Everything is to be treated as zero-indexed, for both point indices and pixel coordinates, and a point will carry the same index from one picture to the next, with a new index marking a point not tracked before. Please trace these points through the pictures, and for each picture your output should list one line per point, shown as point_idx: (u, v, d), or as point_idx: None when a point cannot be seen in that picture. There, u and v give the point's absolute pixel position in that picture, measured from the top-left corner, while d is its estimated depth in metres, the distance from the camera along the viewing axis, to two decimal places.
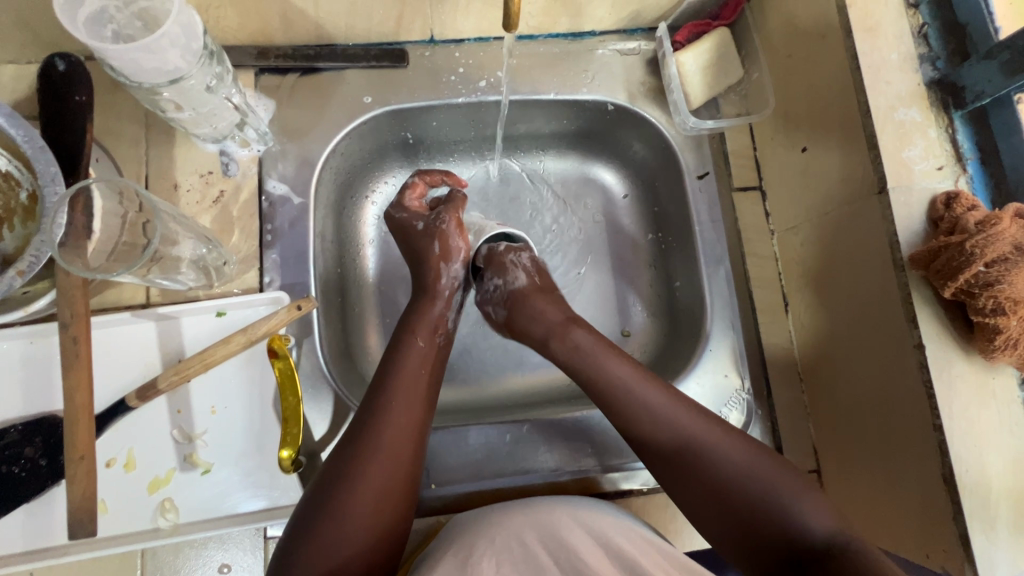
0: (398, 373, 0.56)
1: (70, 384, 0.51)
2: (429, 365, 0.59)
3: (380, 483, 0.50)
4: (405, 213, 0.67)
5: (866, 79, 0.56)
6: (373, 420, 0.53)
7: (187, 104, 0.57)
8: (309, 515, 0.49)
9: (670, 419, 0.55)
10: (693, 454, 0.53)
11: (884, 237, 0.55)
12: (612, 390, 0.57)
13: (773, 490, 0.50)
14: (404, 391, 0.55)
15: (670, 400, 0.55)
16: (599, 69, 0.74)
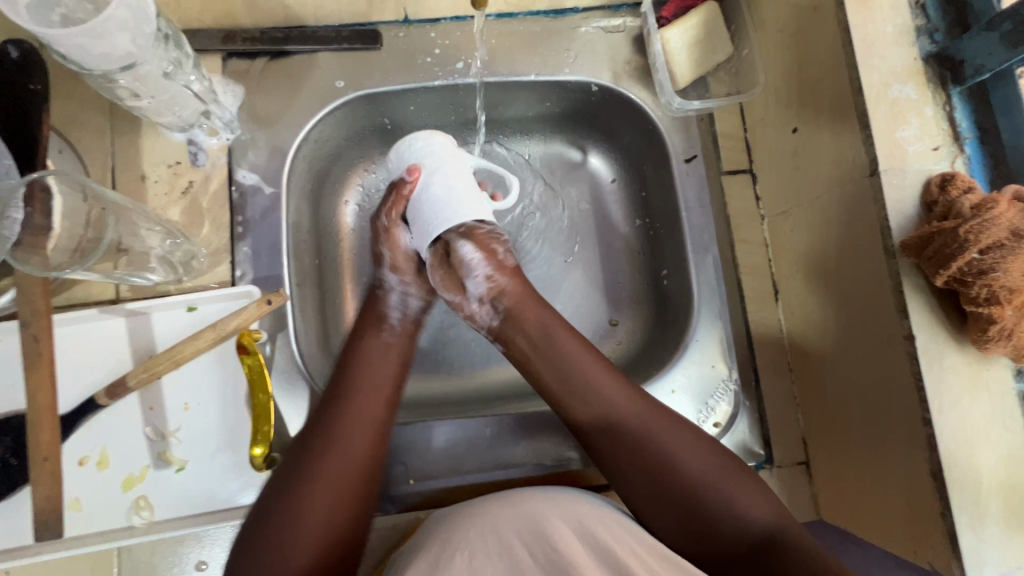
0: (349, 380, 0.55)
1: (32, 384, 0.51)
2: (390, 365, 0.58)
3: (331, 485, 0.50)
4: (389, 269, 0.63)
5: (858, 54, 0.53)
6: (325, 432, 0.52)
7: (144, 91, 0.55)
8: (257, 536, 0.47)
9: (631, 418, 0.56)
10: (652, 456, 0.54)
11: (875, 223, 0.52)
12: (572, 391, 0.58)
13: (720, 489, 0.52)
14: (357, 407, 0.54)
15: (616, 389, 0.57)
16: (581, 47, 0.71)
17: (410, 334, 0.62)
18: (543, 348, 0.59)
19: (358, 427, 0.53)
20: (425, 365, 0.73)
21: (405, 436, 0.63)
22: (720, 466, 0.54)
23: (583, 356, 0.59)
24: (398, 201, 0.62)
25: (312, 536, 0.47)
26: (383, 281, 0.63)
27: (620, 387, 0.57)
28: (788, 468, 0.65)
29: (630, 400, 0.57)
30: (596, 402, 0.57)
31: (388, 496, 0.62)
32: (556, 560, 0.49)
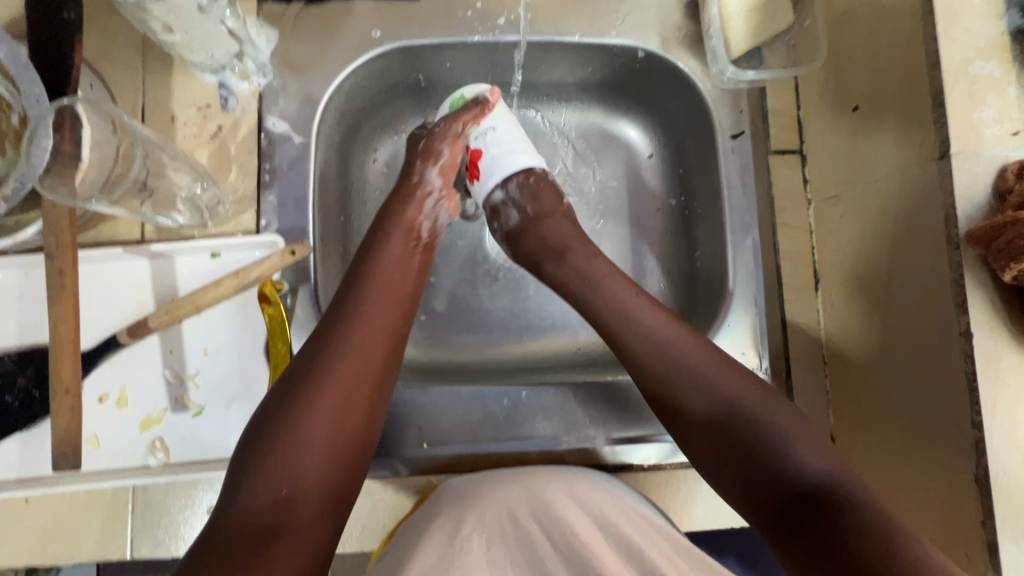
0: (367, 275, 0.55)
1: (55, 316, 0.50)
2: (403, 276, 0.56)
3: (341, 389, 0.48)
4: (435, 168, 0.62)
5: (939, 25, 0.48)
6: (343, 319, 0.52)
7: (178, 25, 0.53)
8: (260, 428, 0.47)
9: (700, 369, 0.53)
10: (708, 403, 0.52)
11: (940, 211, 0.48)
12: (633, 337, 0.56)
13: (778, 444, 0.49)
14: (374, 310, 0.53)
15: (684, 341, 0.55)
16: (631, 9, 0.67)
17: (431, 246, 0.61)
18: (623, 311, 0.57)
19: (373, 345, 0.51)
20: (445, 331, 0.72)
21: (422, 400, 0.62)
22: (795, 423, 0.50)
23: (645, 306, 0.57)
24: (481, 114, 0.62)
25: (320, 433, 0.47)
26: (427, 183, 0.62)
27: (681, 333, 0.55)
28: None
29: (695, 349, 0.54)
30: (654, 349, 0.55)
31: (401, 459, 0.62)
32: (574, 551, 0.51)
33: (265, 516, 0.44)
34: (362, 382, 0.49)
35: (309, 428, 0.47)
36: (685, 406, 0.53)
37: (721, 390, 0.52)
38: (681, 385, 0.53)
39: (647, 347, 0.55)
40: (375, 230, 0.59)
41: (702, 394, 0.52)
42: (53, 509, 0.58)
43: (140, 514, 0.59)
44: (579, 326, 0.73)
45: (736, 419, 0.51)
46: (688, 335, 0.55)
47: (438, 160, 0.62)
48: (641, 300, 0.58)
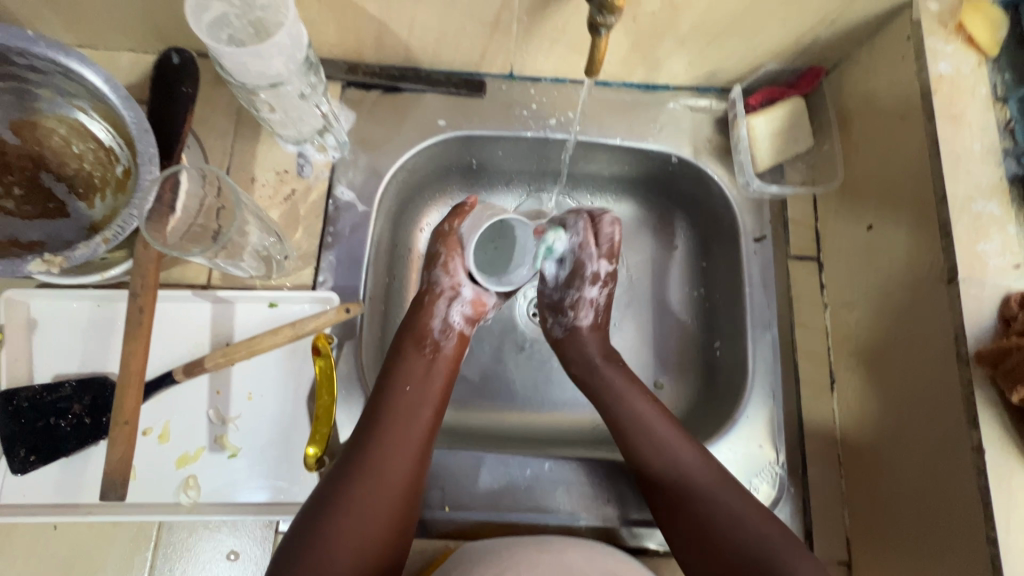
0: (397, 394, 0.60)
1: (127, 350, 0.54)
2: (431, 385, 0.62)
3: (370, 505, 0.53)
4: (447, 278, 0.67)
5: (945, 167, 0.55)
6: (372, 439, 0.56)
7: (279, 107, 0.62)
8: (298, 542, 0.51)
9: (688, 471, 0.58)
10: (699, 502, 0.57)
11: (949, 329, 0.53)
12: (634, 427, 0.62)
13: (771, 553, 0.53)
14: (405, 433, 0.57)
15: (682, 442, 0.60)
16: (667, 121, 0.75)
17: (455, 345, 0.66)
18: (617, 405, 0.64)
19: (401, 454, 0.56)
20: (470, 395, 0.77)
21: (449, 463, 0.65)
22: (784, 539, 0.54)
23: (653, 412, 0.63)
24: (462, 212, 0.69)
25: (349, 549, 0.51)
26: (436, 284, 0.67)
27: (669, 428, 0.61)
28: (829, 566, 0.62)
29: (684, 446, 0.60)
30: (662, 458, 0.60)
31: (420, 519, 0.63)
32: None
33: None
34: (389, 498, 0.54)
35: (346, 531, 0.51)
36: (687, 508, 0.57)
37: (715, 498, 0.57)
38: (688, 496, 0.57)
39: (672, 468, 0.59)
40: (402, 347, 0.64)
41: (699, 504, 0.57)
42: (79, 538, 0.59)
43: (160, 552, 0.60)
44: None
45: (732, 518, 0.55)
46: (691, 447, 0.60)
47: (442, 263, 0.68)
48: (647, 400, 0.64)
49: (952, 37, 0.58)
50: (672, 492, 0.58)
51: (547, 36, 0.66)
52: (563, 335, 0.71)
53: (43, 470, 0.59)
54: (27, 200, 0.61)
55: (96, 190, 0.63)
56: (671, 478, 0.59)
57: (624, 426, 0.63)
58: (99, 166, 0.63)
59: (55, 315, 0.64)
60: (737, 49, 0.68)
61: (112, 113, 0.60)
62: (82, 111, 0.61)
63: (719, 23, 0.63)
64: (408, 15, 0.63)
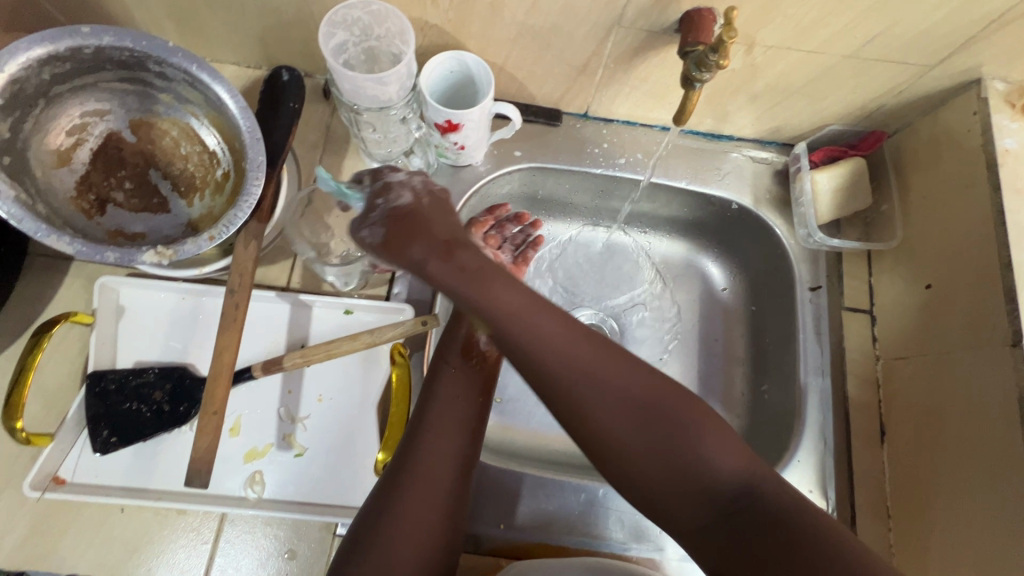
0: (440, 398, 0.58)
1: (221, 344, 0.57)
2: (474, 392, 0.60)
3: (422, 507, 0.52)
4: None
5: (1010, 236, 0.58)
6: (419, 443, 0.56)
7: (379, 127, 0.67)
8: (360, 538, 0.51)
9: (582, 371, 0.46)
10: (595, 405, 0.46)
11: (1013, 391, 0.55)
12: (521, 330, 0.47)
13: (693, 447, 0.46)
14: (443, 440, 0.56)
15: (579, 335, 0.47)
16: (730, 169, 0.79)
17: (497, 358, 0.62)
18: (472, 290, 0.47)
19: (442, 471, 0.54)
20: (520, 416, 0.78)
21: (507, 483, 0.66)
22: (697, 418, 0.46)
23: (548, 312, 0.48)
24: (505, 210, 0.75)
25: (408, 550, 0.50)
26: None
27: (560, 323, 0.47)
28: None
29: (577, 343, 0.47)
30: (548, 359, 0.46)
31: (476, 535, 0.64)
32: None
33: None
34: (440, 499, 0.53)
35: (402, 533, 0.51)
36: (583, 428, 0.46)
37: (622, 388, 0.46)
38: (580, 387, 0.46)
39: (562, 371, 0.46)
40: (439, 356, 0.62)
41: (606, 420, 0.46)
42: (143, 523, 0.61)
43: (219, 544, 0.61)
44: None
45: (649, 407, 0.46)
46: (574, 336, 0.47)
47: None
48: (534, 297, 0.48)
49: (1018, 116, 0.62)
50: (569, 389, 0.46)
51: (631, 83, 0.71)
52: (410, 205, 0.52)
53: (118, 452, 0.61)
54: (134, 193, 0.65)
55: (196, 190, 0.67)
56: (556, 368, 0.46)
57: (483, 303, 0.46)
58: (201, 168, 0.67)
59: (143, 304, 0.67)
60: (806, 109, 0.72)
61: (223, 120, 0.64)
62: (196, 117, 0.65)
63: (795, 84, 0.67)
64: (505, 54, 0.68)
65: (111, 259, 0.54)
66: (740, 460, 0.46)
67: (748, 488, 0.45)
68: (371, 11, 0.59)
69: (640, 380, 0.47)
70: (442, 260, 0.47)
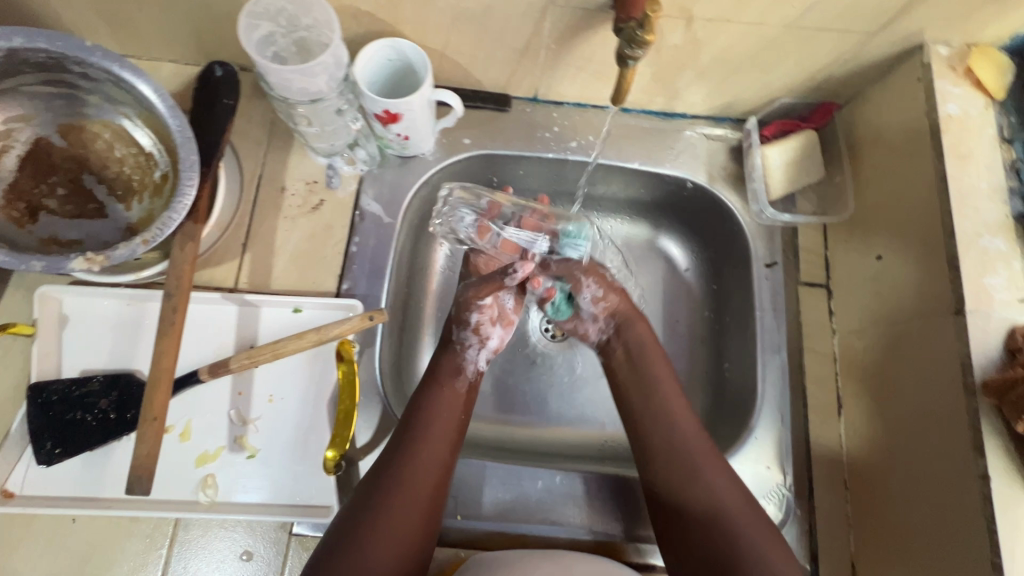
0: (426, 415, 0.62)
1: (160, 349, 0.56)
2: (455, 413, 0.64)
3: (402, 517, 0.55)
4: (473, 332, 0.70)
5: (952, 203, 0.58)
6: (401, 452, 0.59)
7: (316, 121, 0.65)
8: (334, 544, 0.53)
9: (694, 461, 0.60)
10: (710, 497, 0.58)
11: (956, 359, 0.54)
12: (660, 424, 0.63)
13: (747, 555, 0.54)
14: (427, 454, 0.59)
15: (706, 449, 0.61)
16: (684, 148, 0.78)
17: (475, 387, 0.69)
18: (648, 394, 0.66)
19: (422, 482, 0.58)
20: (482, 407, 0.78)
21: (464, 475, 0.66)
22: (761, 532, 0.56)
23: (688, 421, 0.63)
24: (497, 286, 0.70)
25: (382, 559, 0.53)
26: (466, 339, 0.70)
27: (705, 446, 0.62)
28: None
29: (704, 450, 0.61)
30: (687, 451, 0.61)
31: None
32: None
33: None
34: (418, 511, 0.57)
35: (376, 542, 0.53)
36: (677, 523, 0.58)
37: (722, 490, 0.58)
38: (683, 481, 0.59)
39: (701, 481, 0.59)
40: (427, 378, 0.66)
41: (687, 504, 0.58)
42: (97, 532, 0.60)
43: (174, 549, 0.61)
44: (607, 420, 0.79)
45: (725, 522, 0.57)
46: (699, 437, 0.62)
47: (473, 323, 0.70)
48: (687, 411, 0.65)
49: (961, 80, 0.61)
50: (669, 484, 0.60)
51: (574, 63, 0.69)
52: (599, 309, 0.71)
53: (66, 462, 0.61)
54: (68, 200, 0.63)
55: (134, 193, 0.66)
56: (665, 459, 0.62)
57: (642, 412, 0.65)
58: (138, 170, 0.66)
59: (87, 312, 0.65)
60: (755, 83, 0.71)
61: (156, 120, 0.62)
62: (127, 118, 0.64)
63: (740, 57, 0.66)
64: (443, 39, 0.67)
65: (38, 268, 0.53)
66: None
67: None
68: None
69: (749, 508, 0.58)
70: (642, 330, 0.70)
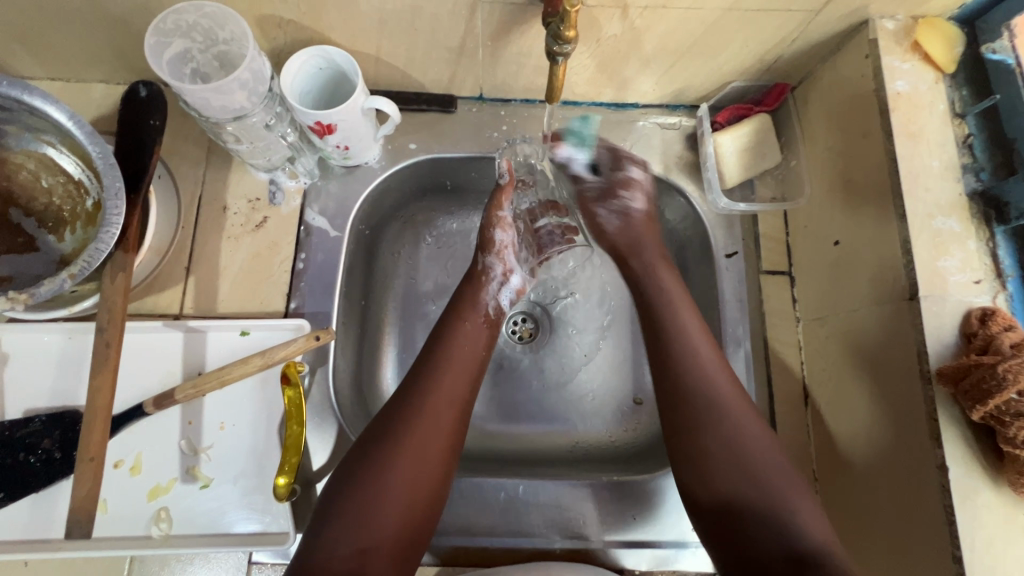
0: (446, 345, 0.62)
1: (94, 386, 0.55)
2: (479, 345, 0.64)
3: (425, 442, 0.54)
4: (498, 263, 0.70)
5: (904, 184, 0.56)
6: (424, 377, 0.59)
7: (246, 138, 0.63)
8: (352, 470, 0.53)
9: (719, 405, 0.58)
10: (728, 445, 0.56)
11: (912, 345, 0.53)
12: (696, 390, 0.59)
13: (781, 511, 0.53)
14: (450, 379, 0.59)
15: (742, 410, 0.58)
16: (637, 139, 0.76)
17: (497, 321, 0.68)
18: (673, 360, 0.61)
19: (445, 407, 0.57)
20: None
21: None
22: (791, 481, 0.55)
23: (719, 371, 0.60)
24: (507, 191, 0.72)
25: (399, 486, 0.52)
26: (490, 269, 0.70)
27: (736, 395, 0.59)
28: None
29: (738, 406, 0.58)
30: (710, 404, 0.58)
31: None
32: None
33: (350, 558, 0.49)
34: (439, 437, 0.55)
35: (394, 467, 0.53)
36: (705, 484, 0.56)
37: (766, 465, 0.55)
38: (714, 442, 0.56)
39: (727, 439, 0.56)
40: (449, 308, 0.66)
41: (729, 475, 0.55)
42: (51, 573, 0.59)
43: None
44: (577, 421, 0.77)
45: (761, 479, 0.54)
46: (717, 358, 0.61)
47: (496, 247, 0.70)
48: (719, 362, 0.61)
49: (909, 55, 0.59)
50: (701, 445, 0.56)
51: (514, 60, 0.67)
52: (619, 223, 0.71)
53: (12, 506, 0.59)
54: None
55: (66, 223, 0.63)
56: (699, 416, 0.57)
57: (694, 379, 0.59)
58: (68, 200, 0.63)
59: (25, 349, 0.63)
60: (702, 69, 0.69)
61: (79, 146, 0.60)
62: (51, 146, 0.61)
63: (683, 44, 0.64)
64: (374, 43, 0.64)
65: None
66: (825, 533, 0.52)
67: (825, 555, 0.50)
68: (206, 13, 0.54)
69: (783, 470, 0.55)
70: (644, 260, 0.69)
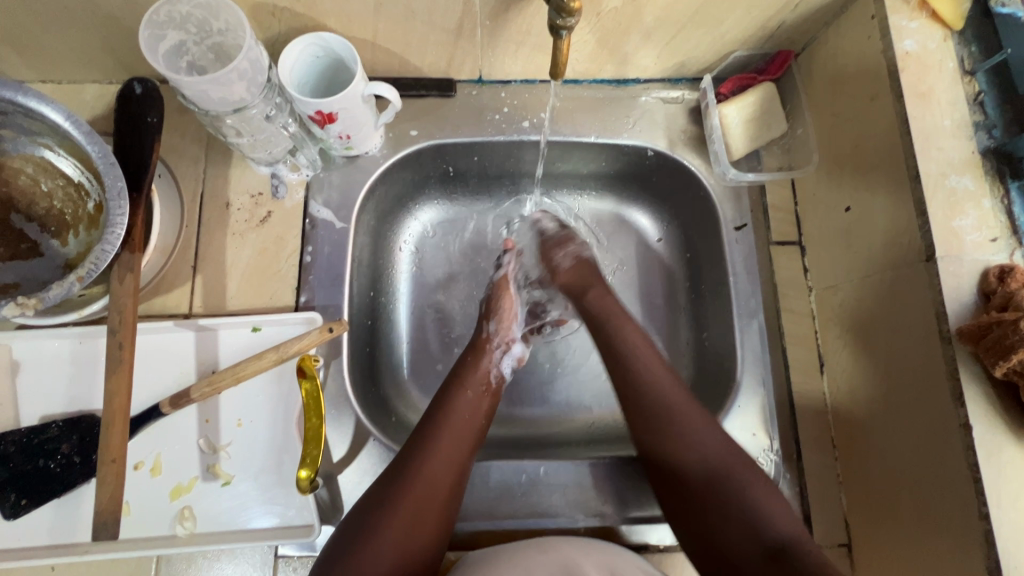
0: (446, 411, 0.61)
1: (111, 388, 0.54)
2: (479, 416, 0.63)
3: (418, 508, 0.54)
4: (495, 325, 0.70)
5: (915, 145, 0.55)
6: (424, 446, 0.58)
7: (246, 130, 0.62)
8: (354, 527, 0.53)
9: (669, 398, 0.61)
10: (691, 455, 0.58)
11: (930, 307, 0.53)
12: (645, 379, 0.63)
13: (747, 496, 0.56)
14: (448, 448, 0.59)
15: (702, 420, 0.60)
16: (641, 115, 0.75)
17: (498, 392, 0.67)
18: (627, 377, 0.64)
19: (442, 473, 0.57)
20: None
21: None
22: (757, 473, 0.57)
23: (661, 369, 0.64)
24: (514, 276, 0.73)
25: (391, 550, 0.52)
26: (492, 337, 0.69)
27: (677, 386, 0.62)
28: (829, 548, 0.62)
29: (687, 406, 0.61)
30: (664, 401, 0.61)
31: None
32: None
33: None
34: (435, 506, 0.55)
35: (388, 529, 0.53)
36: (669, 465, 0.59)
37: (704, 448, 0.58)
38: (675, 443, 0.59)
39: (695, 463, 0.58)
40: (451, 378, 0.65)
41: (687, 461, 0.58)
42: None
43: None
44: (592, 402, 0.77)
45: (720, 467, 0.57)
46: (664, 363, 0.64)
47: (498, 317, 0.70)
48: (662, 365, 0.64)
49: (916, 13, 0.58)
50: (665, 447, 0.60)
51: (513, 39, 0.66)
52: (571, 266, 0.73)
53: (35, 511, 0.59)
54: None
55: (68, 227, 0.63)
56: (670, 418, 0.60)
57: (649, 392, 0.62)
58: (70, 203, 0.63)
59: (36, 355, 0.63)
60: (705, 40, 0.68)
61: (77, 148, 0.59)
62: (48, 149, 0.60)
63: (684, 15, 0.63)
64: (371, 28, 0.63)
65: None
66: (794, 527, 0.54)
67: (796, 542, 0.53)
68: (198, 3, 0.53)
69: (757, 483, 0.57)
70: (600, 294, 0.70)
